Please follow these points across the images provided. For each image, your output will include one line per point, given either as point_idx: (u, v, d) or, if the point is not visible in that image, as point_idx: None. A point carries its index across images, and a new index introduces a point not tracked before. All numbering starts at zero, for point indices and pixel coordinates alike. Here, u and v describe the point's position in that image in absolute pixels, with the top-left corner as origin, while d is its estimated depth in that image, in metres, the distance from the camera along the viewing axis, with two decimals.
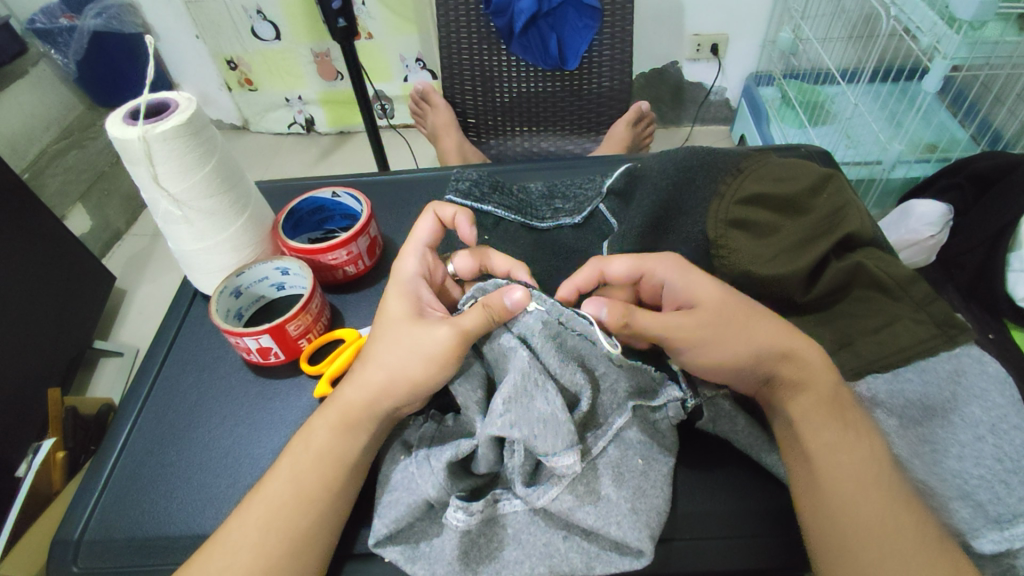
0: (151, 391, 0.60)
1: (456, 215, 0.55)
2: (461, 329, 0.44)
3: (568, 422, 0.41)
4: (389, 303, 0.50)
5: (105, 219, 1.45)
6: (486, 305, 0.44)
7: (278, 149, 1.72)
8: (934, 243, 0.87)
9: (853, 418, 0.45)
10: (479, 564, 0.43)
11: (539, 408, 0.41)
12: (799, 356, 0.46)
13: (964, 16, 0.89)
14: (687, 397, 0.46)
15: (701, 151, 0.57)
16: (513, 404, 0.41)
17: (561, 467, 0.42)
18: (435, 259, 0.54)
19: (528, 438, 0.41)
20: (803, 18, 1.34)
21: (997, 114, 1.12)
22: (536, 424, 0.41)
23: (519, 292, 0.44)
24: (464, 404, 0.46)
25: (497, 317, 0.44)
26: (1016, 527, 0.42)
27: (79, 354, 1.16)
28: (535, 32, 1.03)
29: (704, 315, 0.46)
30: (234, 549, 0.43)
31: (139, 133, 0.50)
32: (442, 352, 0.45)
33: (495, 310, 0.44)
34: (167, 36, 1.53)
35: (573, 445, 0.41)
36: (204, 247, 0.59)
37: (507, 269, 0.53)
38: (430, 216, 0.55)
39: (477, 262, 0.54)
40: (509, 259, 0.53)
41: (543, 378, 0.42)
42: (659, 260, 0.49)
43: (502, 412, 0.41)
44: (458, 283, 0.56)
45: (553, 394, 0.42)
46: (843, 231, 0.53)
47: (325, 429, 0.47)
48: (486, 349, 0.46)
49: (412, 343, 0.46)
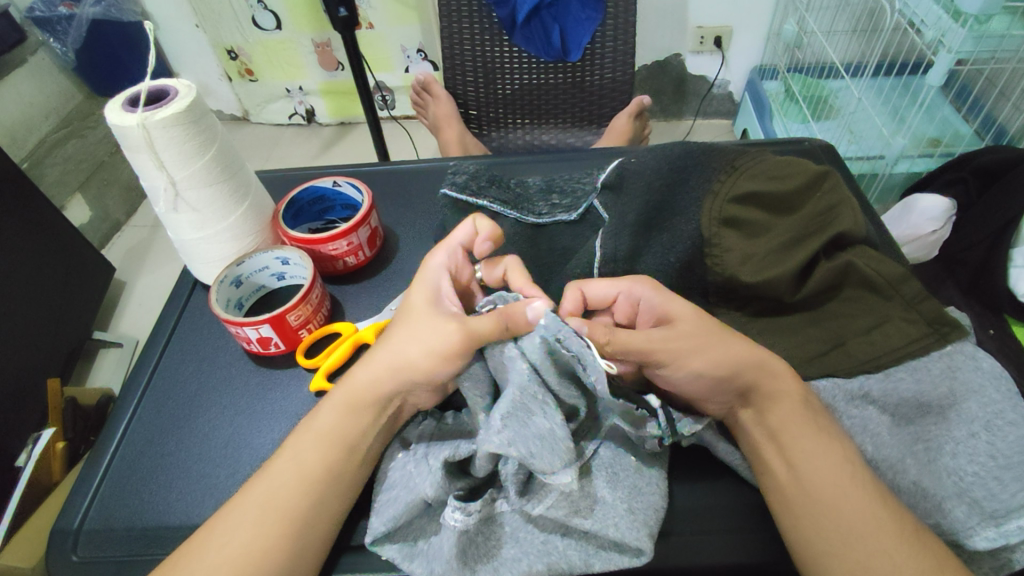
0: (151, 378, 0.60)
1: (482, 228, 0.53)
2: (468, 330, 0.44)
3: (565, 438, 0.41)
4: (411, 296, 0.50)
5: (104, 209, 1.45)
6: (505, 313, 0.43)
7: (277, 140, 1.71)
8: (934, 239, 0.88)
9: (829, 425, 0.45)
10: (477, 563, 0.43)
11: (538, 424, 0.40)
12: (770, 366, 0.46)
13: (969, 9, 0.89)
14: (664, 436, 0.44)
15: (693, 150, 0.57)
16: (511, 420, 0.39)
17: (557, 484, 0.41)
18: (464, 260, 0.53)
19: (525, 456, 0.39)
20: (807, 10, 1.33)
21: (1002, 109, 1.10)
22: (533, 441, 0.39)
23: (539, 304, 0.43)
24: (470, 402, 0.45)
25: (514, 327, 0.43)
26: (1010, 522, 0.41)
27: (79, 345, 1.16)
28: (538, 24, 1.02)
29: (683, 327, 0.46)
30: (232, 530, 0.43)
31: (138, 120, 0.49)
32: (447, 348, 0.45)
33: (514, 322, 0.43)
34: (167, 24, 1.52)
35: (570, 463, 0.41)
36: (204, 236, 0.58)
37: (520, 286, 0.51)
38: (468, 222, 0.54)
39: (502, 271, 0.53)
40: (526, 277, 0.51)
41: (543, 396, 0.41)
42: (634, 280, 0.49)
43: (499, 428, 0.39)
44: (484, 287, 0.55)
45: (553, 410, 0.41)
46: (834, 230, 0.52)
47: (331, 414, 0.47)
48: (490, 353, 0.45)
49: (424, 339, 0.46)
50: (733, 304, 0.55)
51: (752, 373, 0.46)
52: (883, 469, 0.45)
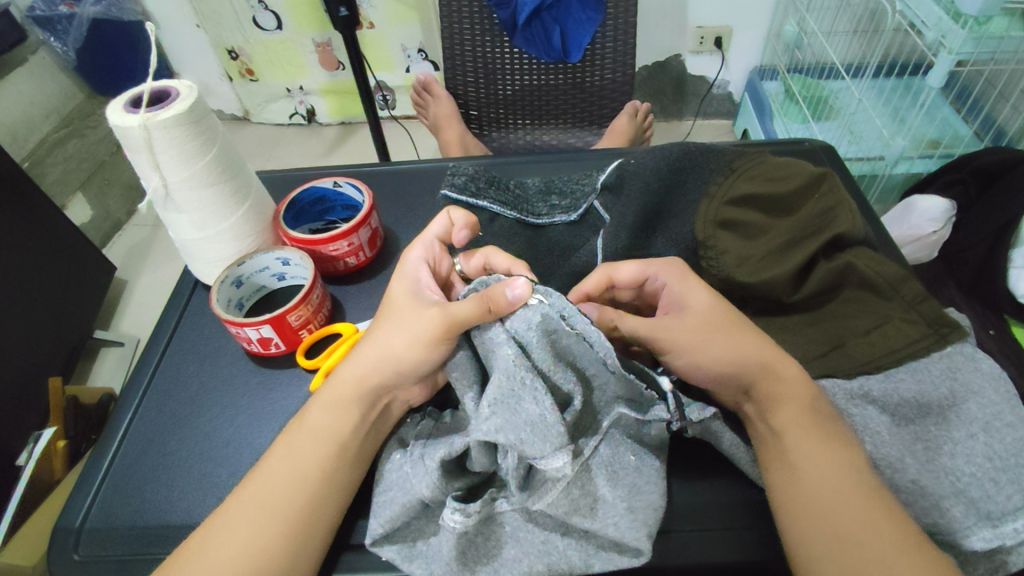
0: (152, 377, 0.60)
1: (458, 218, 0.54)
2: (447, 313, 0.45)
3: (557, 423, 0.40)
4: (392, 290, 0.52)
5: (104, 209, 1.45)
6: (483, 294, 0.43)
7: (278, 140, 1.71)
8: (935, 240, 0.88)
9: (825, 426, 0.45)
10: (477, 564, 0.43)
11: (527, 410, 0.40)
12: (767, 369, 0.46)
13: (970, 10, 0.89)
14: (673, 420, 0.44)
15: (692, 150, 0.57)
16: (500, 409, 0.40)
17: (550, 470, 0.40)
18: (441, 252, 0.55)
19: (512, 442, 0.39)
20: (808, 12, 1.33)
21: (1002, 110, 1.10)
22: (523, 427, 0.39)
23: (521, 285, 0.43)
24: (458, 392, 0.45)
25: (493, 308, 0.43)
26: (1006, 524, 0.41)
27: (79, 345, 1.16)
28: (539, 24, 1.01)
29: (693, 320, 0.48)
30: (232, 531, 0.43)
31: (140, 121, 0.50)
32: (428, 334, 0.46)
33: (494, 302, 0.43)
34: (168, 23, 1.52)
35: (563, 447, 0.40)
36: (205, 236, 0.58)
37: (507, 267, 0.51)
38: (442, 215, 0.55)
39: (481, 260, 0.53)
40: (510, 257, 0.52)
41: (532, 379, 0.41)
42: (665, 264, 0.50)
43: (488, 416, 0.40)
44: (464, 280, 0.56)
45: (543, 394, 0.40)
46: (833, 232, 0.52)
47: (323, 412, 0.48)
48: (478, 339, 0.45)
49: (407, 329, 0.47)
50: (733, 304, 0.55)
51: (750, 372, 0.46)
52: (881, 468, 0.45)
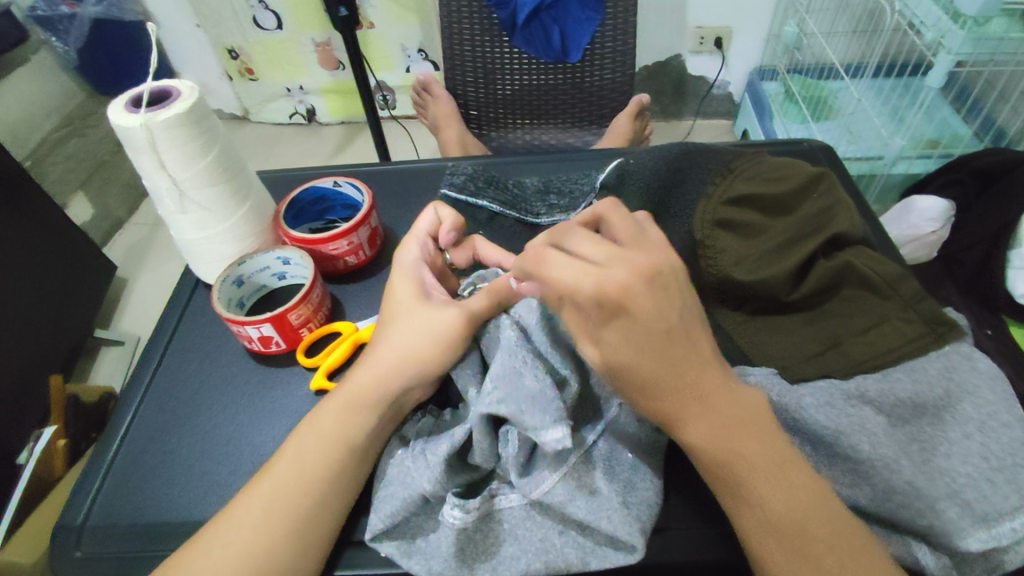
0: (153, 376, 0.60)
1: (447, 217, 0.56)
2: (464, 309, 0.48)
3: (557, 399, 0.41)
4: (395, 289, 0.52)
5: (105, 208, 1.46)
6: (493, 288, 0.48)
7: (278, 139, 1.71)
8: (934, 239, 0.87)
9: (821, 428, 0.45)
10: (475, 561, 0.44)
11: (527, 384, 0.41)
12: None
13: (969, 10, 0.90)
14: None
15: (691, 151, 0.58)
16: (500, 382, 0.41)
17: (549, 443, 0.40)
18: (435, 250, 0.56)
19: (513, 413, 0.40)
20: (807, 12, 1.34)
21: (1001, 111, 1.11)
22: (523, 400, 0.40)
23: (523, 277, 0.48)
24: (460, 382, 0.47)
25: (503, 299, 0.48)
26: (1002, 525, 0.42)
27: (80, 343, 1.16)
28: (538, 25, 1.03)
29: (639, 365, 0.41)
30: (236, 530, 0.43)
31: (142, 120, 0.50)
32: (448, 331, 0.47)
33: (503, 292, 0.48)
34: (170, 23, 1.53)
35: (562, 420, 0.40)
36: (207, 236, 0.59)
37: (499, 259, 0.54)
38: (431, 212, 0.56)
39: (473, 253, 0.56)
40: (501, 250, 0.55)
41: (532, 359, 0.43)
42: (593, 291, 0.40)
43: (490, 391, 0.41)
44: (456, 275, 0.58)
45: (542, 372, 0.42)
46: (831, 230, 0.53)
47: (332, 415, 0.47)
48: (485, 337, 0.48)
49: (421, 324, 0.49)
50: (729, 305, 0.54)
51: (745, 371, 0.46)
52: (879, 469, 0.44)
